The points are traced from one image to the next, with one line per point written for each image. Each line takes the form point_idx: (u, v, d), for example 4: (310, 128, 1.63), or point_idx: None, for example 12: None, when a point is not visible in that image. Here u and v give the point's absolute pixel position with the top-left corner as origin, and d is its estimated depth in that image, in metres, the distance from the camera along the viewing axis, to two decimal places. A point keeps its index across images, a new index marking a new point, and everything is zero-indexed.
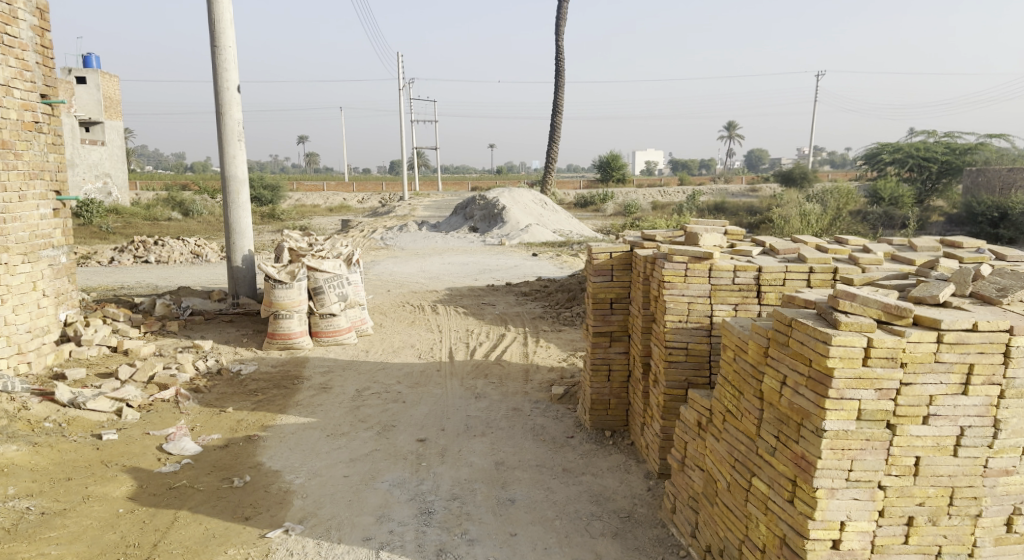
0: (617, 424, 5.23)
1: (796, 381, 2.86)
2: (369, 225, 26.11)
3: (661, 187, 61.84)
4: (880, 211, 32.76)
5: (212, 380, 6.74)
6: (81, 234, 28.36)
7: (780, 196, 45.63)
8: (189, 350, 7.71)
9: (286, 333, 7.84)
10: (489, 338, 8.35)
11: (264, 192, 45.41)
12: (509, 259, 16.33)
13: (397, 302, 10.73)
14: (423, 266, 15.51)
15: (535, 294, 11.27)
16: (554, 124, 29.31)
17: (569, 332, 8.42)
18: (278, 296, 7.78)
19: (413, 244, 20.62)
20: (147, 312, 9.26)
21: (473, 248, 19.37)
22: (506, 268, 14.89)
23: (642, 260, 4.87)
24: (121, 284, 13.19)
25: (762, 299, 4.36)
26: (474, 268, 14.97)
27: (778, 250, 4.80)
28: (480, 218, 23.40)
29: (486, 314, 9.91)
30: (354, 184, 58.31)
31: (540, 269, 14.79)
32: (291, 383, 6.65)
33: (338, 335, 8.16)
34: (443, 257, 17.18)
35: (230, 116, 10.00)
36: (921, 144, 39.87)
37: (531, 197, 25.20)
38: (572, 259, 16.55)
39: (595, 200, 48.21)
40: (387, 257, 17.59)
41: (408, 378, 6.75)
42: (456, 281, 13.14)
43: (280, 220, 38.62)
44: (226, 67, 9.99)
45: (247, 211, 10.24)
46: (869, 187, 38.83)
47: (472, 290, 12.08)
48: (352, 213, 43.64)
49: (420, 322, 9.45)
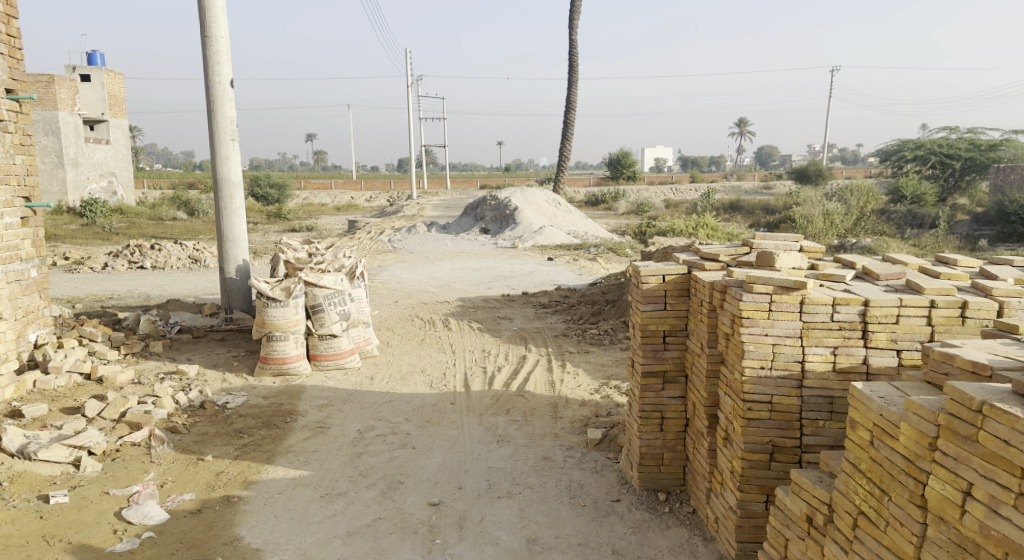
0: (672, 484, 4.32)
1: (994, 496, 2.12)
2: (376, 226, 25.29)
3: (673, 184, 60.79)
4: (903, 210, 31.66)
5: (194, 417, 5.87)
6: (83, 235, 27.61)
7: (795, 195, 44.55)
8: (171, 378, 6.83)
9: (280, 358, 6.98)
10: (508, 361, 7.44)
11: (271, 191, 44.66)
12: (524, 265, 15.42)
13: (405, 316, 9.83)
14: (433, 273, 14.62)
15: (554, 307, 10.35)
16: (566, 121, 28.40)
17: (598, 354, 7.50)
18: (271, 315, 6.94)
19: (422, 247, 19.77)
20: (130, 330, 8.40)
21: (484, 252, 18.46)
22: (521, 275, 13.98)
23: (706, 287, 3.96)
24: (112, 293, 12.35)
25: (868, 341, 3.45)
26: (487, 274, 14.07)
27: (876, 275, 3.87)
28: (492, 219, 22.47)
29: (502, 330, 9.00)
30: (362, 182, 57.61)
31: (557, 275, 13.87)
32: (282, 420, 5.76)
33: (340, 359, 7.26)
34: (453, 261, 16.31)
35: (222, 113, 9.10)
36: (944, 140, 38.56)
37: (544, 197, 24.26)
38: (590, 264, 15.62)
39: (606, 199, 47.28)
40: (395, 262, 16.71)
41: (417, 414, 5.84)
42: (469, 290, 12.24)
43: (286, 220, 37.82)
44: (219, 59, 9.07)
45: (242, 217, 9.38)
46: (889, 185, 37.72)
47: (486, 300, 11.15)
48: (359, 212, 42.83)
49: (430, 341, 8.55)
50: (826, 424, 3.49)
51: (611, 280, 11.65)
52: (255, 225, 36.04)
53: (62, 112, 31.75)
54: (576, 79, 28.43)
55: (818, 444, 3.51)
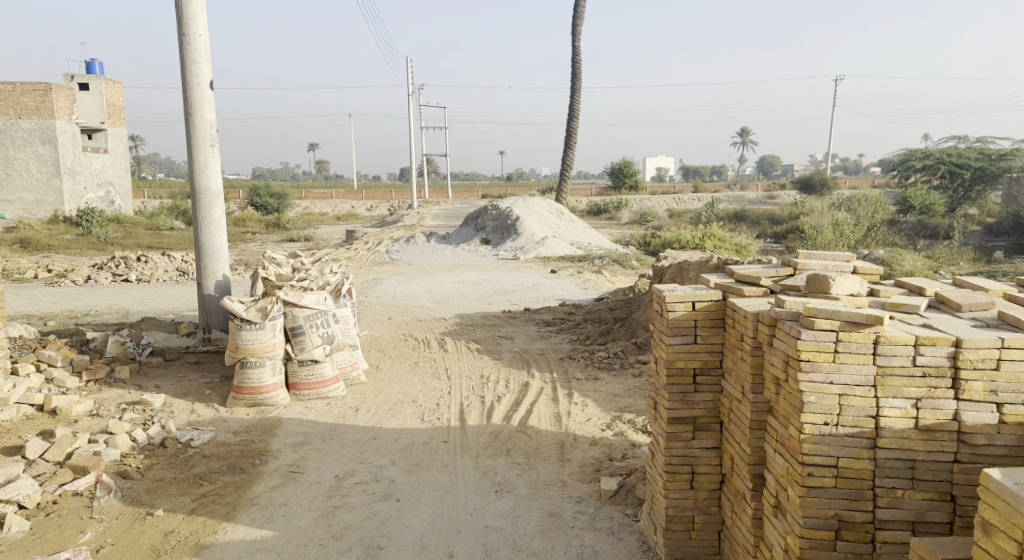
0: (706, 551, 3.62)
1: None
2: (374, 237, 24.60)
3: (676, 194, 60.20)
4: (913, 221, 30.96)
5: (152, 457, 5.17)
6: (78, 245, 26.97)
7: (801, 205, 43.89)
8: (134, 410, 6.13)
9: (256, 387, 6.29)
10: (509, 390, 6.71)
11: (271, 201, 44.05)
12: (526, 278, 14.72)
13: (397, 336, 9.12)
14: (430, 286, 13.92)
15: (559, 325, 9.66)
16: (570, 129, 27.80)
17: (608, 380, 6.78)
18: (246, 340, 6.26)
19: (421, 258, 19.10)
20: (97, 352, 7.70)
21: (485, 263, 17.80)
22: (523, 289, 13.28)
23: (747, 320, 3.26)
24: (89, 309, 11.66)
25: (960, 393, 2.76)
26: (487, 288, 13.37)
27: (957, 305, 3.18)
28: (493, 230, 21.78)
29: (502, 351, 8.28)
30: (363, 191, 57.04)
31: (561, 289, 13.16)
32: (250, 463, 5.06)
33: (322, 388, 6.56)
34: (452, 274, 15.63)
35: (201, 116, 8.43)
36: (954, 149, 37.83)
37: (547, 206, 23.59)
38: (595, 278, 14.94)
39: (609, 209, 46.66)
40: (391, 275, 16.02)
41: (404, 455, 5.13)
42: (468, 305, 11.54)
43: (285, 230, 37.22)
44: (197, 59, 8.40)
45: (223, 229, 8.73)
46: (897, 195, 37.09)
47: (485, 317, 10.45)
48: (359, 222, 42.25)
49: (423, 365, 7.83)
50: (907, 494, 2.80)
51: (618, 295, 10.96)
52: (253, 235, 35.41)
53: (59, 121, 31.20)
54: (580, 87, 27.83)
55: (895, 520, 2.82)
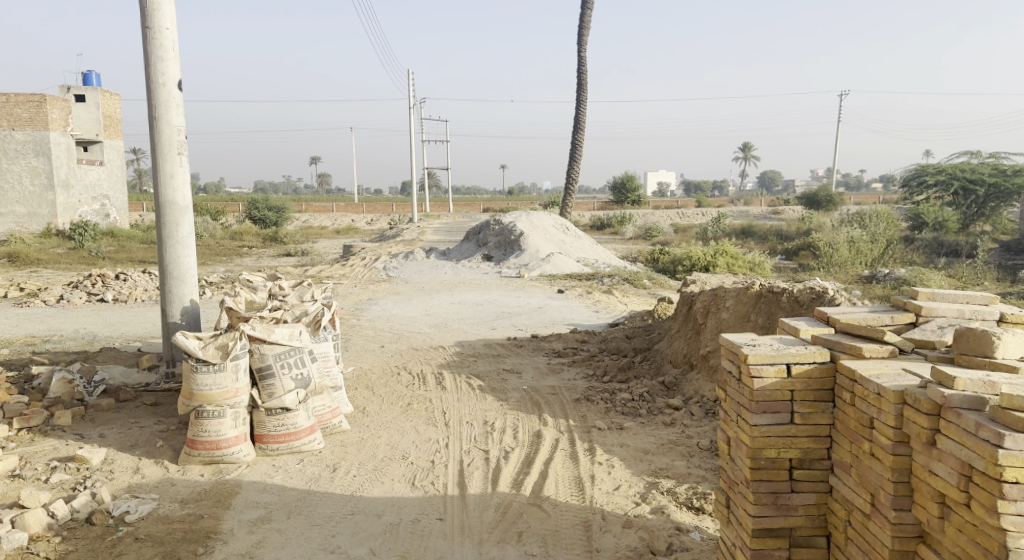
0: None
1: None
2: (372, 252, 23.59)
3: (679, 209, 59.33)
4: (928, 238, 29.99)
5: (67, 541, 4.11)
6: (68, 259, 25.96)
7: (808, 221, 42.98)
8: (65, 470, 5.09)
9: (213, 441, 5.26)
10: (517, 442, 5.64)
11: (268, 214, 43.12)
12: (531, 299, 13.68)
13: (389, 370, 8.05)
14: (427, 308, 12.89)
15: (571, 356, 8.57)
16: (575, 141, 26.89)
17: (635, 430, 5.70)
18: (202, 384, 5.25)
19: (419, 276, 18.07)
20: (40, 392, 6.67)
21: (487, 282, 16.79)
22: (529, 311, 12.25)
23: (895, 409, 2.71)
24: (53, 334, 10.61)
25: None
26: (490, 311, 12.33)
27: None
28: (495, 245, 20.76)
29: (507, 390, 7.19)
30: (363, 205, 56.17)
31: (570, 312, 12.12)
32: (190, 552, 4.00)
33: (293, 441, 5.49)
34: (453, 294, 14.62)
35: (167, 121, 7.43)
36: (967, 165, 36.89)
37: (551, 221, 22.60)
38: (605, 299, 13.91)
39: (613, 223, 45.68)
40: (387, 295, 14.97)
41: (387, 541, 4.08)
42: (468, 331, 10.47)
43: (282, 244, 36.30)
44: (163, 55, 7.39)
45: (192, 248, 7.72)
46: (909, 211, 36.14)
47: (488, 347, 9.36)
48: (358, 236, 41.30)
49: (416, 407, 6.74)
50: None
51: (635, 322, 9.88)
52: (250, 250, 34.43)
53: (53, 133, 30.27)
54: (585, 100, 26.94)
55: None
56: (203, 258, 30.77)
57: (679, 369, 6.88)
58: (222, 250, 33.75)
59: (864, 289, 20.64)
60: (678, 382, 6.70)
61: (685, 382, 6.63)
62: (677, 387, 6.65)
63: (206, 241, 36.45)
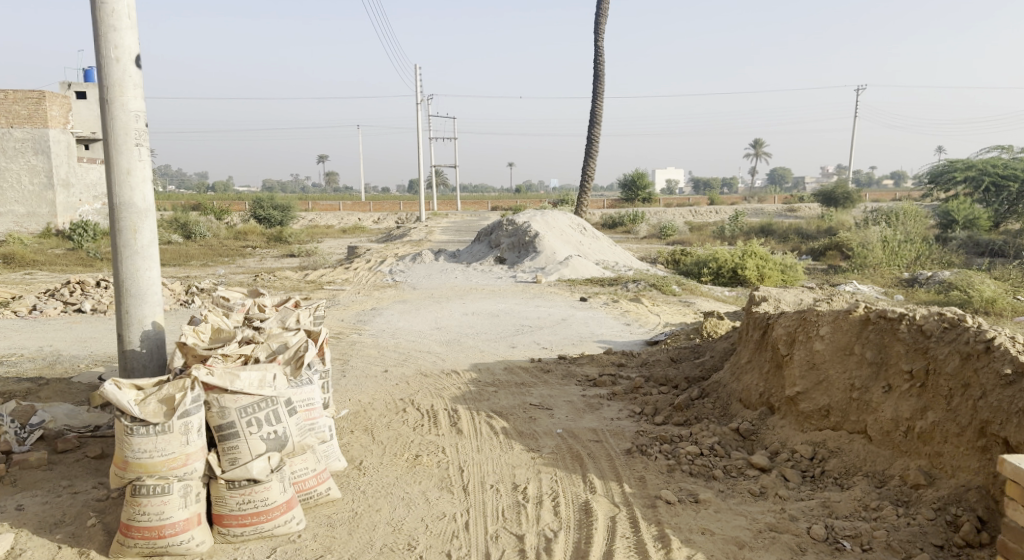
0: None
1: None
2: (377, 254, 22.23)
3: (691, 207, 57.80)
4: (962, 237, 28.49)
5: None
6: (62, 260, 24.75)
7: (829, 219, 41.46)
8: None
9: (154, 528, 3.92)
10: (561, 521, 4.29)
11: (272, 213, 41.86)
12: (552, 309, 12.26)
13: (392, 405, 6.67)
14: (437, 319, 11.52)
15: (610, 386, 7.19)
16: (591, 136, 25.48)
17: (715, 504, 4.35)
18: (139, 451, 3.94)
19: (427, 281, 16.71)
20: None
21: (501, 287, 15.45)
22: (551, 325, 10.88)
23: None
24: (14, 353, 9.33)
25: None
26: (508, 323, 10.94)
27: None
28: (508, 247, 19.35)
29: (538, 435, 5.81)
30: (369, 204, 54.83)
31: (598, 326, 10.73)
32: None
33: (264, 523, 4.15)
34: (465, 302, 13.29)
35: (122, 105, 6.08)
36: (998, 160, 35.27)
37: (568, 221, 21.19)
38: (634, 308, 12.53)
39: (626, 222, 44.26)
40: (394, 303, 13.62)
41: None
42: (486, 351, 9.07)
43: (286, 244, 35.07)
44: (116, 23, 6.03)
45: (155, 260, 6.37)
46: (937, 209, 34.57)
47: (508, 372, 7.95)
48: (364, 235, 40.04)
49: (426, 460, 5.35)
50: None
51: (680, 342, 8.45)
52: (252, 250, 33.22)
53: (52, 130, 29.06)
54: (602, 92, 25.53)
55: None
56: (203, 260, 29.51)
57: (756, 413, 5.51)
58: (224, 250, 32.50)
59: (905, 293, 19.18)
60: (757, 431, 5.34)
61: (767, 433, 5.26)
62: (756, 438, 5.29)
63: (208, 240, 35.21)
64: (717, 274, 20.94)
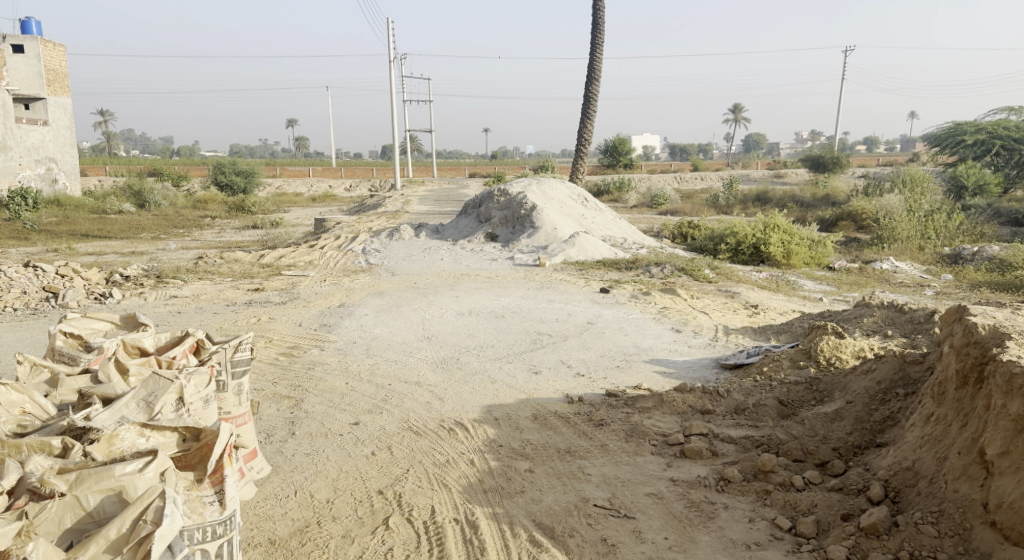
0: None
1: None
2: (348, 228, 19.27)
3: (676, 173, 55.24)
4: (982, 205, 26.19)
5: None
6: None
7: (825, 186, 39.15)
8: None
9: None
10: None
11: (235, 179, 38.42)
12: (573, 307, 9.57)
13: (366, 511, 4.06)
14: (425, 324, 8.84)
15: (713, 460, 4.58)
16: (587, 93, 22.61)
17: None
18: None
19: (408, 263, 13.95)
20: None
21: (498, 272, 12.79)
22: (577, 332, 8.27)
23: None
24: None
25: None
26: (521, 332, 8.27)
27: None
28: (501, 221, 16.53)
29: None
30: (341, 170, 51.36)
31: (639, 333, 8.14)
32: None
33: None
34: (457, 295, 10.64)
35: None
36: (1009, 122, 32.95)
37: (567, 191, 18.46)
38: (671, 304, 9.94)
39: (612, 189, 41.58)
40: (367, 296, 10.87)
41: None
42: (500, 383, 6.43)
43: (248, 214, 31.89)
44: None
45: None
46: (945, 174, 32.17)
47: (539, 427, 5.28)
48: (334, 204, 36.90)
49: None
50: None
51: (784, 374, 5.79)
52: (211, 220, 30.04)
53: None
54: (599, 43, 22.58)
55: None
56: (154, 232, 26.27)
57: None
58: (180, 220, 29.31)
59: (950, 272, 16.82)
60: None
61: None
62: None
63: (163, 209, 31.79)
64: (736, 251, 18.42)
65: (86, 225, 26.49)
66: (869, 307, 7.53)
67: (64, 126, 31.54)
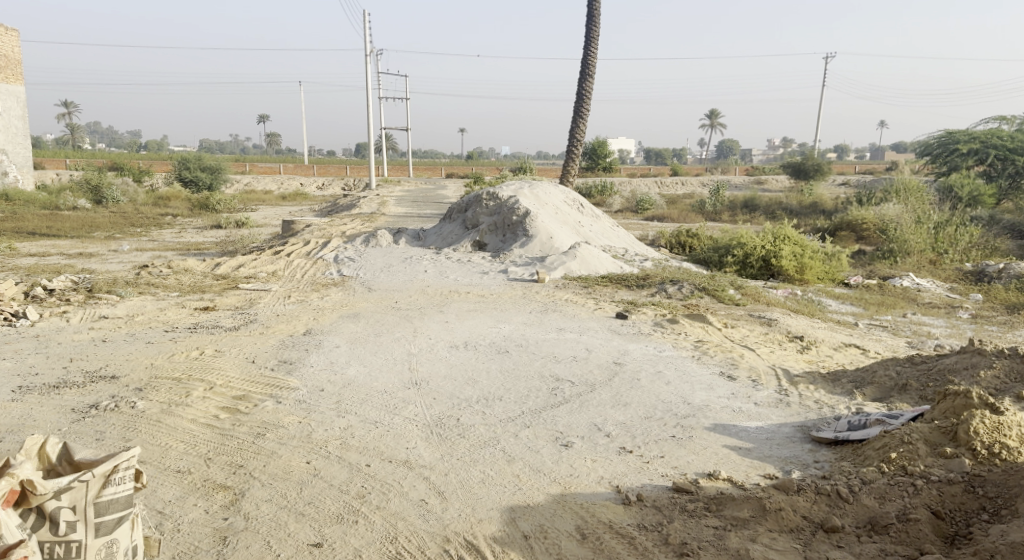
0: None
1: None
2: (318, 232, 17.33)
3: (656, 177, 53.84)
4: (981, 217, 25.05)
5: None
6: None
7: (810, 193, 37.94)
8: None
9: None
10: None
11: (199, 175, 36.04)
12: (590, 340, 7.85)
13: None
14: (411, 362, 7.05)
15: None
16: (580, 89, 20.92)
17: None
18: None
19: (386, 275, 12.15)
20: None
21: (491, 289, 11.06)
22: (603, 377, 6.54)
23: None
24: None
25: None
26: (534, 378, 6.53)
27: None
28: (490, 228, 14.76)
29: None
30: (312, 167, 49.04)
31: (686, 381, 6.43)
32: None
33: None
34: (446, 319, 8.87)
35: None
36: (1001, 131, 31.95)
37: (561, 195, 16.75)
38: (704, 335, 8.28)
39: (594, 193, 40.01)
40: (340, 319, 9.06)
41: None
42: (521, 465, 4.67)
43: (211, 212, 29.64)
44: None
45: None
46: (938, 183, 31.07)
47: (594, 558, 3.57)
48: (304, 204, 34.75)
49: None
50: None
51: (927, 467, 4.09)
52: (171, 219, 27.81)
53: None
54: (594, 37, 20.87)
55: None
56: (106, 231, 23.94)
57: None
58: (137, 218, 26.99)
59: (976, 292, 15.45)
60: None
61: None
62: None
63: (120, 207, 29.44)
64: (743, 263, 16.80)
65: (32, 222, 24.07)
66: (983, 355, 5.87)
67: (14, 115, 29.02)
